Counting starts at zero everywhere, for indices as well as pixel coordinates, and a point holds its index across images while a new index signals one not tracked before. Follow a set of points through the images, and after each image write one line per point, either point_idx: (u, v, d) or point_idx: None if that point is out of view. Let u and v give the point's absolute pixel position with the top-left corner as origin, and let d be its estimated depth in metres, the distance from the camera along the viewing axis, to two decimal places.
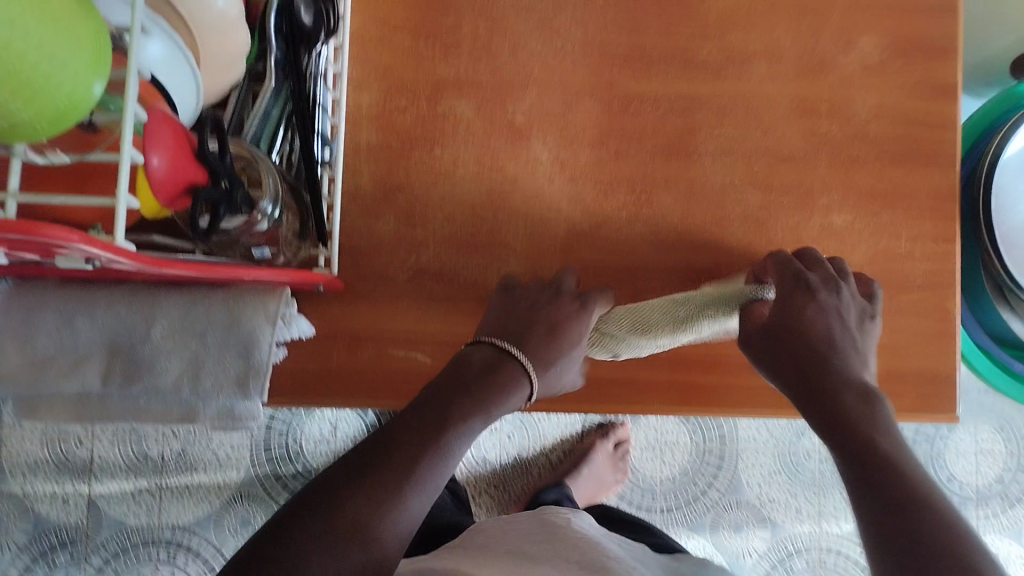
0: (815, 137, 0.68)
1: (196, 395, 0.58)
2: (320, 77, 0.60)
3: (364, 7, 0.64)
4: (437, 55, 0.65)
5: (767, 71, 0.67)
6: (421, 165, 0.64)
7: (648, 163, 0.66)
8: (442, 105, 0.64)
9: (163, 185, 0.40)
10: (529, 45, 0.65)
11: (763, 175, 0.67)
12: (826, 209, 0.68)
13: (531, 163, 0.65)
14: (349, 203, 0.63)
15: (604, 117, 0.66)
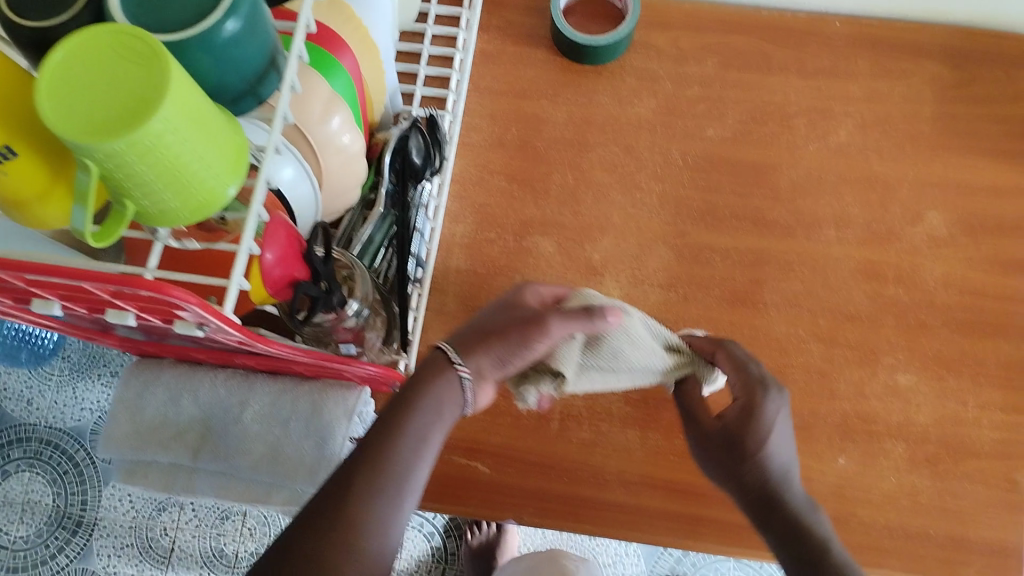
0: (883, 300, 0.70)
1: (273, 477, 0.63)
2: (422, 208, 0.69)
3: (469, 154, 0.74)
4: (528, 198, 0.73)
5: (835, 235, 0.72)
6: (500, 289, 0.70)
7: (715, 309, 0.70)
8: (528, 240, 0.72)
9: (271, 276, 0.47)
10: (612, 195, 0.73)
11: (827, 329, 0.69)
12: (891, 369, 0.68)
13: (602, 298, 0.70)
14: (435, 318, 0.70)
15: (676, 263, 0.71)
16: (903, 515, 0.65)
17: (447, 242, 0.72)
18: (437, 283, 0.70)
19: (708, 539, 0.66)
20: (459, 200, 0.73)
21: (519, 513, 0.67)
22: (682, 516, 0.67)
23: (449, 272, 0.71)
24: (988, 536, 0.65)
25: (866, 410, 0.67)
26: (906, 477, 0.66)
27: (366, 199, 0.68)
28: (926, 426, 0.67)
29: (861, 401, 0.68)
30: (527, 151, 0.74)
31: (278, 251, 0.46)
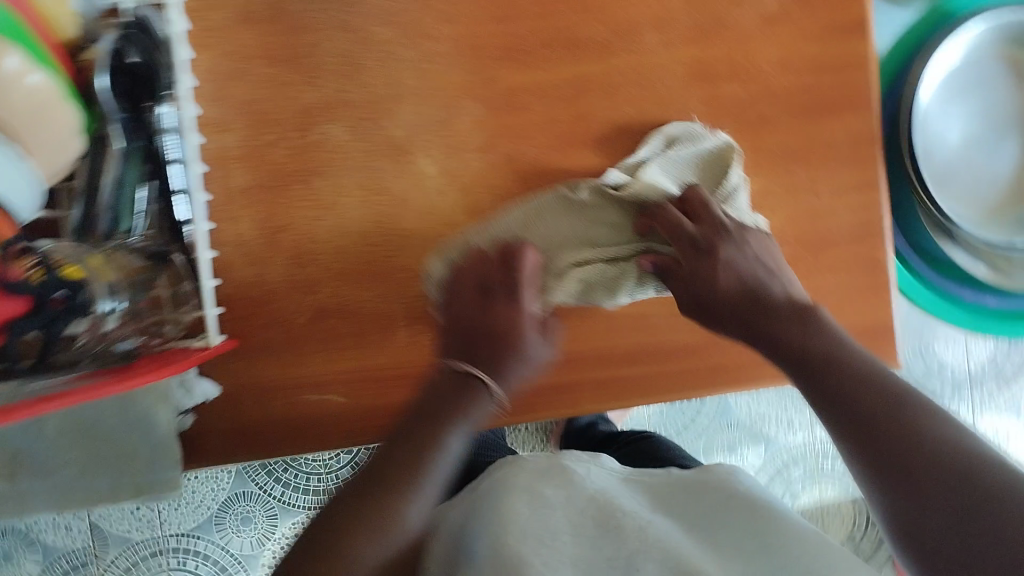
0: (722, 102, 0.64)
1: (107, 477, 0.58)
2: (175, 128, 0.55)
3: (217, 40, 0.58)
4: (302, 79, 0.59)
5: (661, 39, 0.64)
6: (299, 201, 0.61)
7: (543, 157, 0.65)
8: (315, 132, 0.60)
9: None
10: (400, 57, 0.62)
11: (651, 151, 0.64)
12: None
13: (417, 178, 0.64)
14: (233, 253, 0.59)
15: (490, 120, 0.64)
16: None
17: (215, 157, 0.58)
18: (229, 212, 0.58)
19: (583, 399, 0.65)
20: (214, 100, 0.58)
21: (383, 429, 0.63)
22: (558, 385, 0.64)
23: (234, 193, 0.58)
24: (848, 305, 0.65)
25: None
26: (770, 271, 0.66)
27: (97, 135, 0.52)
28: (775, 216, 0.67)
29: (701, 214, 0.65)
30: (282, 19, 0.59)
31: None
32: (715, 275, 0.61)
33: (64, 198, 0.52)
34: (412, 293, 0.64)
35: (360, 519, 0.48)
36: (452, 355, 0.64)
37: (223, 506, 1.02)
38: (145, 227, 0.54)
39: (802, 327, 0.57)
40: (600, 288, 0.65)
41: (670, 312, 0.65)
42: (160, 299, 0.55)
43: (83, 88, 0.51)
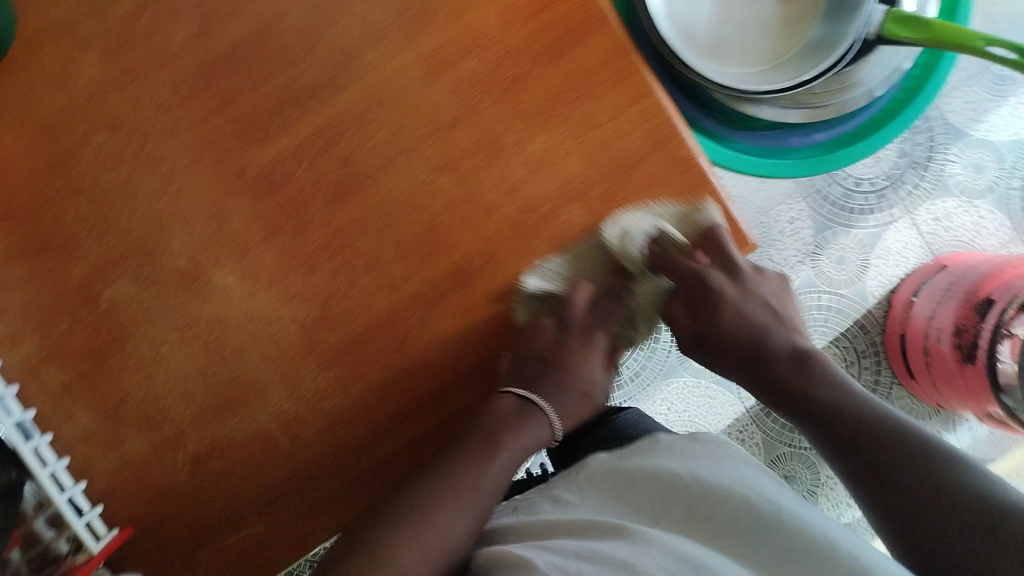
0: (465, 86, 0.59)
1: None
2: None
3: None
4: (65, 257, 0.57)
5: (378, 52, 0.58)
6: (123, 370, 0.57)
7: (331, 218, 0.58)
8: (104, 299, 0.57)
9: None
10: (143, 187, 0.57)
11: (470, 138, 0.59)
12: (520, 144, 0.59)
13: (220, 295, 0.58)
14: (88, 446, 0.57)
15: (260, 206, 0.58)
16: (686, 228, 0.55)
17: (26, 369, 0.57)
18: (61, 411, 0.57)
19: None
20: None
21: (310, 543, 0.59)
22: (453, 415, 0.61)
23: (59, 395, 0.57)
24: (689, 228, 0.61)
25: (581, 178, 0.59)
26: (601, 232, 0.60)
27: None
28: (582, 174, 0.59)
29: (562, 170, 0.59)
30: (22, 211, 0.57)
31: None
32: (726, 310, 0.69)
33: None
34: (277, 402, 0.58)
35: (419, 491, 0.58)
36: (351, 437, 0.59)
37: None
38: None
39: (805, 376, 0.65)
40: (448, 310, 0.59)
41: (529, 300, 0.60)
42: (36, 531, 0.53)
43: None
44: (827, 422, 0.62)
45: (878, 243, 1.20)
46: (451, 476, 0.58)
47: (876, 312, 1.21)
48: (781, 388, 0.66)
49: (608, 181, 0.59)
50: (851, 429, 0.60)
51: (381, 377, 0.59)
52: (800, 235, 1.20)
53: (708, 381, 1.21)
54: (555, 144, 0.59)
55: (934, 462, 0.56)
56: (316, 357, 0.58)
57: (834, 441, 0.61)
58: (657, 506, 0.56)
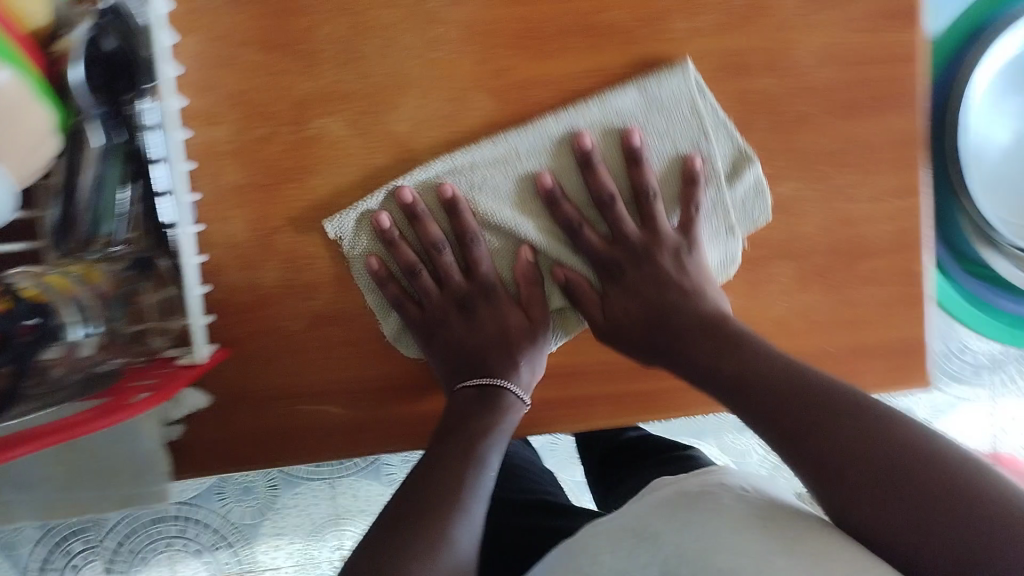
0: (753, 100, 0.55)
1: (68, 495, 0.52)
2: (157, 128, 0.50)
3: (211, 22, 0.52)
4: (294, 69, 0.53)
5: (693, 27, 0.54)
6: (293, 199, 0.54)
7: (558, 159, 0.55)
8: (313, 127, 0.54)
9: None
10: (403, 40, 0.53)
11: (728, 152, 0.55)
12: (771, 181, 0.56)
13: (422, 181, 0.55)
14: (225, 253, 0.54)
15: (500, 115, 0.55)
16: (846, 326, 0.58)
17: (208, 154, 0.53)
18: (216, 211, 0.54)
19: (594, 412, 0.60)
20: (200, 92, 0.53)
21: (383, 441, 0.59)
22: None
23: (225, 193, 0.54)
24: (884, 338, 0.58)
25: (803, 243, 0.57)
26: (796, 300, 0.57)
27: (74, 128, 0.47)
28: (813, 238, 0.57)
29: (793, 222, 0.57)
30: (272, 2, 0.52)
31: None
32: (681, 294, 0.56)
33: (39, 197, 0.49)
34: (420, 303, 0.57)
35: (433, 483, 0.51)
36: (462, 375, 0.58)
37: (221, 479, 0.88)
38: (127, 229, 0.51)
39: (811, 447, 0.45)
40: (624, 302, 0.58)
41: None
42: (144, 310, 0.51)
43: (54, 79, 0.46)
44: (802, 422, 0.46)
45: None
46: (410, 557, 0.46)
47: None
48: (790, 415, 0.46)
49: (831, 257, 0.57)
50: (882, 419, 0.44)
51: (530, 329, 0.58)
52: None
53: (727, 461, 0.98)
54: (805, 196, 0.56)
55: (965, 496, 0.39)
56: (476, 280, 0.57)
57: (800, 438, 0.45)
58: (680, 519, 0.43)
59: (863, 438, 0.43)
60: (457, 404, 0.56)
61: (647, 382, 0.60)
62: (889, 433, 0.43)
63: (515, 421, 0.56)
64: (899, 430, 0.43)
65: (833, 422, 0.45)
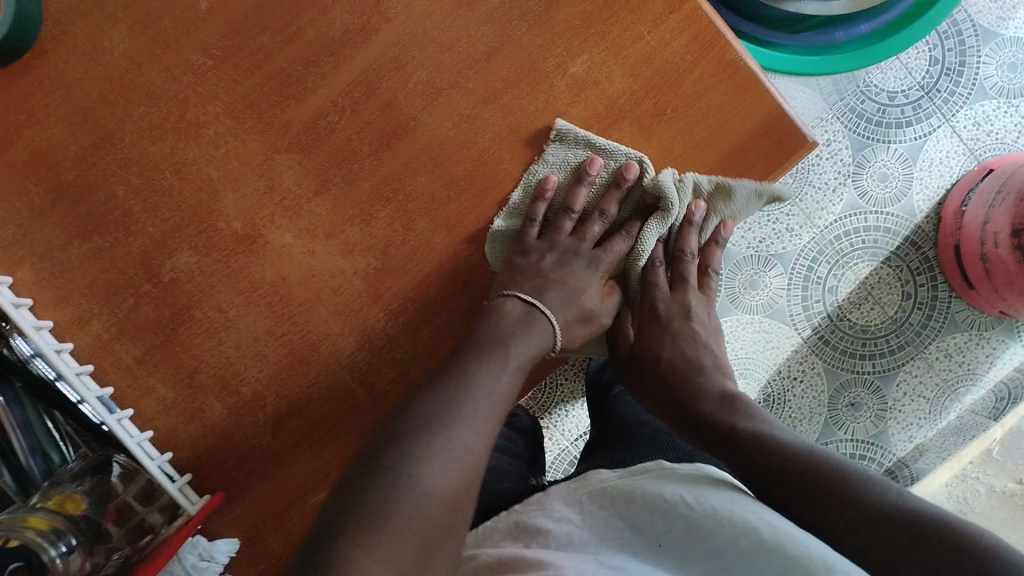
0: (497, 14, 0.57)
1: None
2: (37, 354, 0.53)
3: (32, 241, 0.56)
4: (121, 235, 0.56)
5: None
6: (191, 339, 0.57)
7: (379, 165, 0.58)
8: (166, 271, 0.57)
9: None
10: (190, 153, 0.57)
11: (507, 69, 0.58)
12: (562, 67, 0.58)
13: (283, 254, 0.57)
14: (168, 418, 0.57)
15: (309, 162, 0.57)
16: (708, 142, 0.59)
17: (100, 348, 0.56)
18: (138, 386, 0.57)
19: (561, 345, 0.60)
20: (59, 304, 0.56)
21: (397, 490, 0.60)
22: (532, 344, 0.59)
23: (134, 371, 0.57)
24: (748, 129, 0.59)
25: (625, 97, 0.58)
26: (650, 146, 0.59)
27: None
28: (628, 90, 0.58)
29: (604, 88, 0.58)
30: (69, 194, 0.56)
31: None
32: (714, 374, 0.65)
33: None
34: (351, 353, 0.58)
35: (428, 406, 0.50)
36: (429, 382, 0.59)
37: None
38: (73, 447, 0.54)
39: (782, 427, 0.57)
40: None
41: None
42: (128, 503, 0.54)
43: None
44: (802, 466, 0.51)
45: (919, 156, 1.18)
46: (392, 452, 0.47)
47: (928, 226, 1.18)
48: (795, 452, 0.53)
49: (655, 94, 0.58)
50: (865, 478, 0.49)
51: (453, 317, 0.59)
52: (839, 157, 1.18)
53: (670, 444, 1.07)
54: (597, 62, 0.58)
55: (949, 529, 0.43)
56: (383, 303, 0.58)
57: (817, 493, 0.50)
58: (655, 526, 0.53)
59: (867, 498, 0.47)
60: (510, 308, 0.58)
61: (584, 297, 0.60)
62: (862, 495, 0.48)
63: (539, 333, 0.58)
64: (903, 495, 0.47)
65: (850, 487, 0.48)
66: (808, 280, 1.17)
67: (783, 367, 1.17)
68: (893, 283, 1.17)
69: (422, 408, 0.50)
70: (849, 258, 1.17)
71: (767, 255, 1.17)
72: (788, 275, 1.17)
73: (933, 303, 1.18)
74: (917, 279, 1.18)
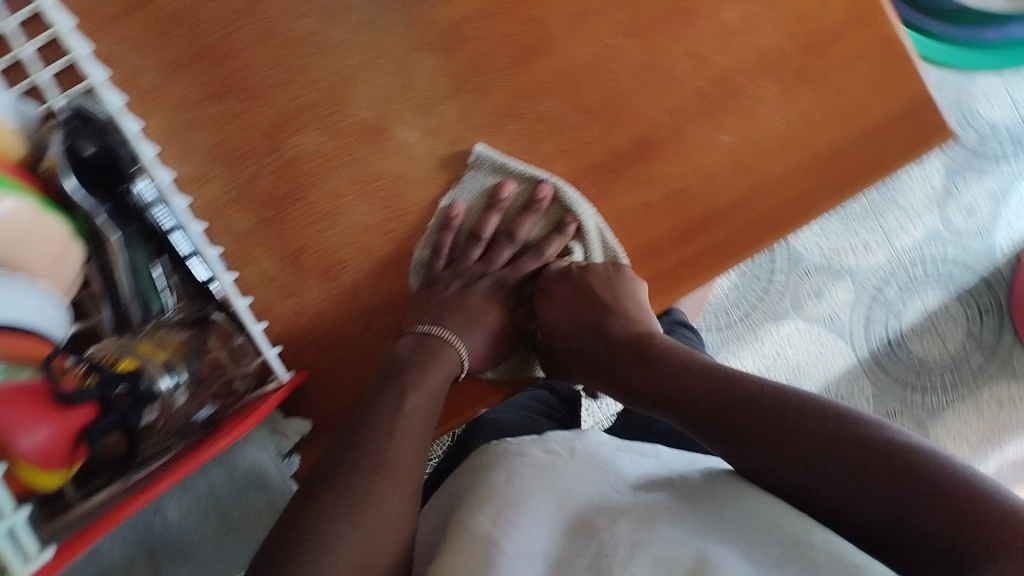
0: None
1: (229, 547, 0.58)
2: (157, 201, 0.54)
3: (164, 93, 0.56)
4: (252, 104, 0.56)
5: None
6: (301, 217, 0.57)
7: (514, 78, 0.57)
8: (289, 146, 0.57)
9: (51, 461, 0.38)
10: (332, 34, 0.56)
11: (660, 2, 0.56)
12: (715, 8, 0.56)
13: (406, 150, 0.58)
14: (268, 291, 0.58)
15: (447, 62, 0.57)
16: (846, 117, 0.58)
17: (213, 210, 0.57)
18: (242, 255, 0.58)
19: None
20: (182, 158, 0.56)
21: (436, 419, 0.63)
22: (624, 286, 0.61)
23: (242, 238, 0.57)
24: (889, 109, 0.58)
25: (775, 53, 0.57)
26: (788, 107, 0.58)
27: None
28: (779, 45, 0.57)
29: (753, 40, 0.57)
30: (207, 52, 0.55)
31: (42, 433, 0.37)
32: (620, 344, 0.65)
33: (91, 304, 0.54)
34: None
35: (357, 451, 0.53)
36: None
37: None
38: (175, 298, 0.55)
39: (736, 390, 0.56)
40: (628, 179, 0.59)
41: (713, 176, 0.59)
42: (219, 363, 0.54)
43: None
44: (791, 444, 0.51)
45: (1011, 195, 1.15)
46: (332, 518, 0.49)
47: (1005, 266, 1.15)
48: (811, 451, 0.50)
49: (805, 55, 0.57)
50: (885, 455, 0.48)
51: None
52: (929, 181, 1.16)
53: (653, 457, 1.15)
54: (752, 12, 0.56)
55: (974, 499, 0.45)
56: None
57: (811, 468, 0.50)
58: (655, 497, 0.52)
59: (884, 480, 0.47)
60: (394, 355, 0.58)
61: (683, 251, 0.60)
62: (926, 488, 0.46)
63: (445, 363, 0.59)
64: (920, 470, 0.46)
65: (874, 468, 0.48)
66: (874, 301, 1.15)
67: (833, 384, 1.14)
68: (960, 320, 1.15)
69: (355, 460, 0.53)
70: (921, 286, 1.15)
71: (838, 267, 1.15)
72: (856, 291, 1.15)
73: (993, 349, 1.15)
74: (984, 323, 1.15)
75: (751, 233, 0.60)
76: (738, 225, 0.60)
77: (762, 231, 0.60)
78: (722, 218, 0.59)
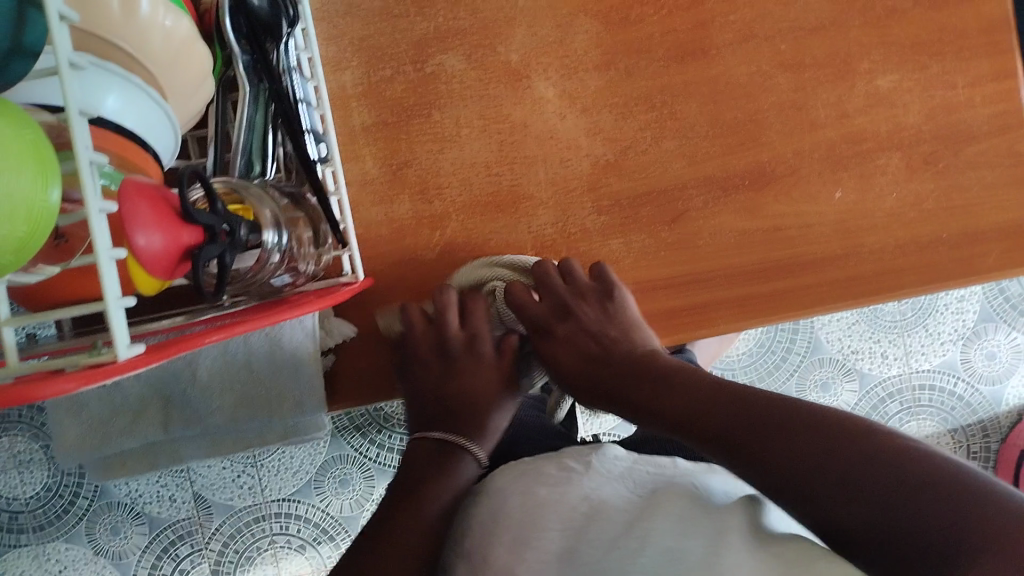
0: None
1: (243, 423, 0.58)
2: (295, 69, 0.54)
3: None
4: (411, 11, 0.57)
5: None
6: (418, 132, 0.58)
7: (663, 73, 0.58)
8: (432, 63, 0.58)
9: (160, 261, 0.36)
10: None
11: (822, 50, 0.58)
12: (871, 75, 0.59)
13: (537, 103, 0.58)
14: (361, 192, 0.58)
15: (607, 36, 0.58)
16: (957, 214, 0.59)
17: (338, 99, 0.58)
18: (350, 150, 0.58)
19: (723, 312, 0.59)
20: (329, 40, 0.57)
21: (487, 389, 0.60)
22: (697, 304, 0.60)
23: (356, 134, 0.58)
24: (999, 220, 0.59)
25: (910, 132, 0.59)
26: (906, 187, 0.59)
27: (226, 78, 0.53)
28: (917, 127, 0.59)
29: (894, 113, 0.59)
30: None
31: (153, 231, 0.35)
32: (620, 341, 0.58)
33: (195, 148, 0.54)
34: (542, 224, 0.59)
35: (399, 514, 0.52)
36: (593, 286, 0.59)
37: (322, 469, 1.03)
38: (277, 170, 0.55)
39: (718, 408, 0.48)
40: (736, 202, 0.59)
41: (815, 227, 0.59)
42: None
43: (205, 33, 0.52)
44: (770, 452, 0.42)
45: None
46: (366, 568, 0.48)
47: (1006, 418, 1.17)
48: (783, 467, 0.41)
49: (936, 143, 0.59)
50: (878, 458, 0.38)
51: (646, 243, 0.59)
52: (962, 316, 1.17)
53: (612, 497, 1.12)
54: (902, 87, 0.59)
55: (966, 489, 0.35)
56: (596, 196, 0.59)
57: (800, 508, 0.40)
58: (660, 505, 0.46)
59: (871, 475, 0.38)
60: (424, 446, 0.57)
61: (765, 287, 0.59)
62: (920, 481, 0.36)
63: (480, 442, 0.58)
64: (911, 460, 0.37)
65: (856, 475, 0.38)
66: (875, 410, 1.15)
67: None
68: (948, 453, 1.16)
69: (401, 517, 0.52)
70: (923, 409, 1.16)
71: (852, 367, 1.16)
72: (862, 394, 1.15)
73: None
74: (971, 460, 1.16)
75: (833, 294, 0.60)
76: (822, 279, 0.60)
77: (846, 293, 0.60)
78: (809, 269, 0.59)
